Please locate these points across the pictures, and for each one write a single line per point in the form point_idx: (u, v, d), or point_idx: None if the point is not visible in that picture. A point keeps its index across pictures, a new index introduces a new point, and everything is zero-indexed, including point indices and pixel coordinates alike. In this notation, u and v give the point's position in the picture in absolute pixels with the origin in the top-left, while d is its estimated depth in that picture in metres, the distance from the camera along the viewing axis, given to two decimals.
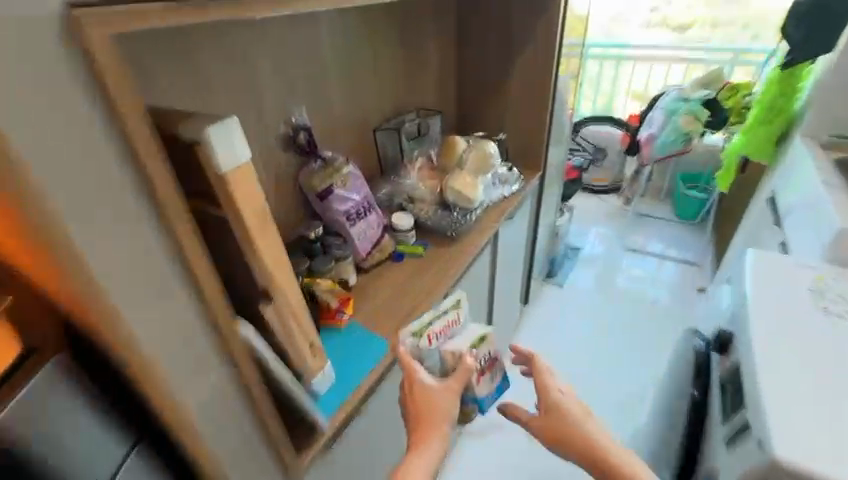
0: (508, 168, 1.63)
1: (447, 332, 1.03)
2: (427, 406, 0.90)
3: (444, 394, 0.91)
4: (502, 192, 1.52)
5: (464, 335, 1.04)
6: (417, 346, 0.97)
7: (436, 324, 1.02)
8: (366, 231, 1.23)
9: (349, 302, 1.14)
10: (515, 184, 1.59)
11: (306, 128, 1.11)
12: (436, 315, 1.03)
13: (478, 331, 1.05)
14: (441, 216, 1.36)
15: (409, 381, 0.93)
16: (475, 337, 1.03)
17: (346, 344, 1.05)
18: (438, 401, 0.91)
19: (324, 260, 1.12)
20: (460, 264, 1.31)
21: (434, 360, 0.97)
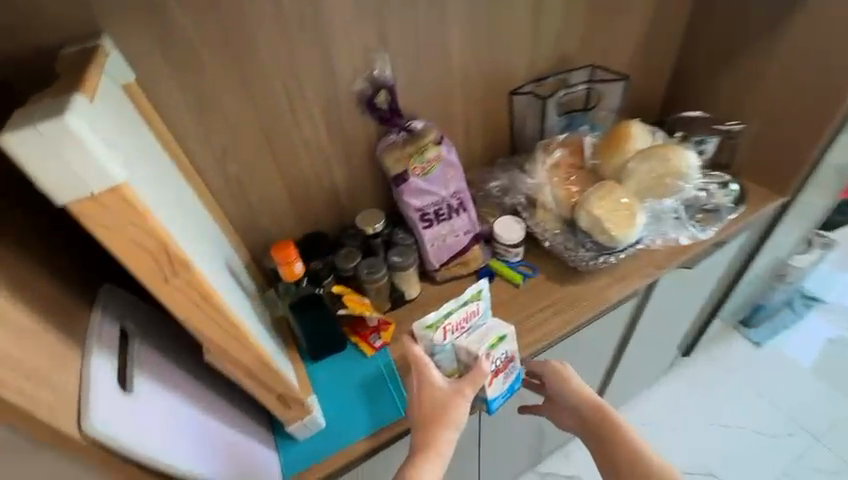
0: (707, 190, 1.04)
1: (463, 323, 0.75)
2: (435, 412, 0.67)
3: (454, 398, 0.68)
4: (673, 235, 1.00)
5: (482, 329, 0.75)
6: (428, 341, 0.72)
7: (452, 315, 0.72)
8: (445, 237, 0.92)
9: (389, 323, 0.90)
10: (708, 228, 1.02)
11: (390, 87, 0.81)
12: (456, 304, 0.73)
13: (500, 326, 0.75)
14: (560, 244, 0.93)
15: (414, 378, 0.71)
16: (493, 337, 0.74)
17: (363, 379, 0.83)
18: (449, 404, 0.68)
19: (375, 263, 0.88)
20: (570, 317, 0.90)
21: (442, 352, 0.74)
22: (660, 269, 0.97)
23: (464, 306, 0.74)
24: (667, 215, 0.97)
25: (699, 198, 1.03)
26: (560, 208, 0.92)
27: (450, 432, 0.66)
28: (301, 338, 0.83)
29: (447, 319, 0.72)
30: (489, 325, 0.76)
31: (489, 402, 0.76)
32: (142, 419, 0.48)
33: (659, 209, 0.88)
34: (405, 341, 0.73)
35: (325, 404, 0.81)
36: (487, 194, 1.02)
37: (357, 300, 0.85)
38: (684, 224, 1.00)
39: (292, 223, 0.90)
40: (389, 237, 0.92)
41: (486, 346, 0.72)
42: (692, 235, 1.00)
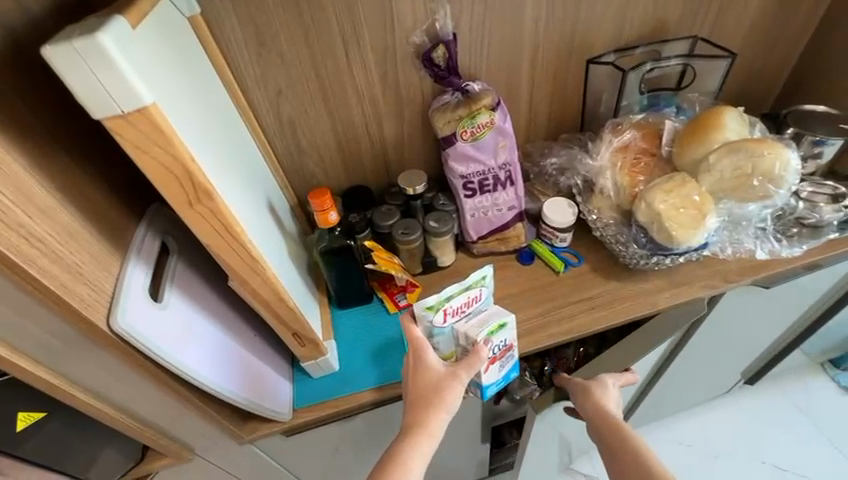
0: (814, 202, 0.87)
1: (464, 308, 0.71)
2: (427, 392, 0.67)
3: (448, 381, 0.67)
4: (754, 246, 0.86)
5: (483, 315, 0.72)
6: (427, 322, 0.68)
7: (453, 300, 0.69)
8: (487, 209, 0.88)
9: (416, 287, 0.90)
10: (800, 245, 0.86)
11: (448, 42, 0.76)
12: (459, 288, 0.69)
13: (500, 314, 0.72)
14: (610, 235, 0.85)
15: (410, 356, 0.70)
16: (493, 323, 0.70)
17: (381, 333, 0.85)
18: (442, 387, 0.66)
19: (410, 225, 0.87)
20: (609, 316, 0.84)
21: (441, 335, 0.71)
22: (726, 283, 0.85)
23: (466, 290, 0.70)
24: (747, 221, 0.85)
25: (795, 208, 0.87)
26: (619, 198, 0.83)
27: (442, 413, 0.65)
28: (332, 286, 0.87)
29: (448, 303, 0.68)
30: (491, 314, 0.72)
31: (483, 388, 0.74)
32: (169, 339, 0.53)
33: (739, 213, 0.76)
34: (403, 320, 0.70)
35: (343, 349, 0.84)
36: (541, 172, 0.96)
37: (382, 257, 0.83)
38: (767, 235, 0.87)
39: (339, 173, 0.92)
40: (431, 202, 0.92)
41: (485, 332, 0.69)
42: (775, 249, 0.86)
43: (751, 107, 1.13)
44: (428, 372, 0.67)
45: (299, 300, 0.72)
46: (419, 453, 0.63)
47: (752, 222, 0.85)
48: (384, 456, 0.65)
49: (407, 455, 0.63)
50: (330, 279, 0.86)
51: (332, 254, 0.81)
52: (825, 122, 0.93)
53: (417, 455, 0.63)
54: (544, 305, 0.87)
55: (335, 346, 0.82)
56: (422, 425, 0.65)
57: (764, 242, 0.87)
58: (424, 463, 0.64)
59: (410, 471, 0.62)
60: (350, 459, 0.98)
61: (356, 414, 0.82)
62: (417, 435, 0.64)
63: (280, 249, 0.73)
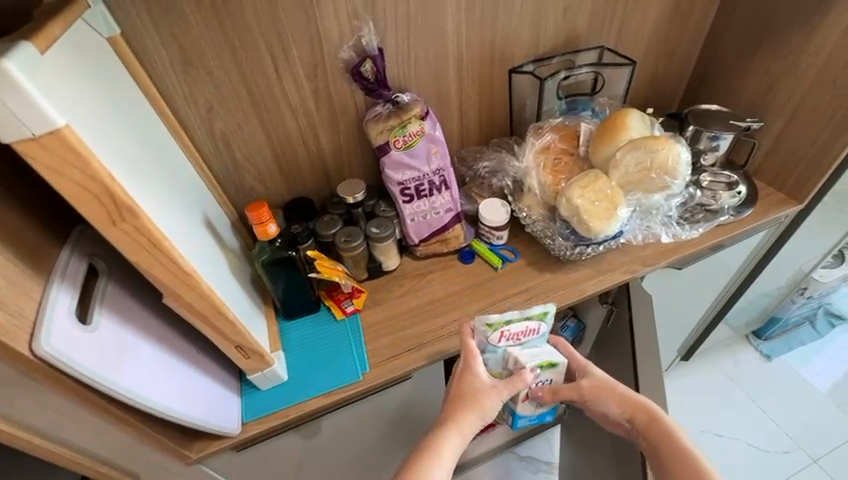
0: (712, 190, 1.00)
1: (520, 336, 0.76)
2: (468, 397, 0.70)
3: (489, 393, 0.70)
4: (662, 231, 0.97)
5: (536, 349, 0.77)
6: (483, 336, 0.75)
7: (513, 325, 0.75)
8: (426, 214, 0.93)
9: (361, 293, 0.92)
10: (701, 227, 0.97)
11: (375, 57, 0.80)
12: (519, 315, 0.75)
13: (551, 352, 0.77)
14: (539, 231, 0.92)
15: (462, 362, 0.74)
16: (543, 360, 0.76)
17: (330, 338, 0.87)
18: (482, 394, 0.70)
19: (351, 233, 0.90)
20: (543, 304, 0.91)
21: (493, 353, 0.76)
22: (645, 266, 0.94)
23: (525, 319, 0.75)
24: (657, 210, 0.94)
25: (696, 196, 0.99)
26: (545, 196, 0.90)
27: (476, 418, 0.69)
28: (279, 298, 0.87)
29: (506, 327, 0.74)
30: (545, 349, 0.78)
31: (515, 416, 0.84)
32: (101, 362, 0.53)
33: (648, 203, 0.85)
34: (464, 328, 0.77)
35: (291, 359, 0.84)
36: (476, 175, 1.02)
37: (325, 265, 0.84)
38: (672, 222, 0.97)
39: (279, 186, 0.93)
40: (373, 209, 0.95)
41: (533, 364, 0.74)
42: (682, 233, 0.97)
43: (660, 107, 1.25)
44: (474, 378, 0.71)
45: (242, 314, 0.73)
46: (451, 450, 0.66)
47: (658, 212, 0.95)
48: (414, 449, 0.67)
49: (438, 444, 0.66)
50: (276, 291, 0.87)
51: (275, 266, 0.83)
52: (719, 119, 1.05)
53: (445, 448, 0.66)
54: (484, 300, 0.92)
55: (283, 356, 0.83)
56: (458, 424, 0.68)
57: (671, 228, 0.97)
58: (451, 460, 0.66)
59: (439, 463, 0.64)
60: (387, 441, 1.04)
61: (308, 421, 0.83)
62: (451, 432, 0.67)
63: (219, 263, 0.73)
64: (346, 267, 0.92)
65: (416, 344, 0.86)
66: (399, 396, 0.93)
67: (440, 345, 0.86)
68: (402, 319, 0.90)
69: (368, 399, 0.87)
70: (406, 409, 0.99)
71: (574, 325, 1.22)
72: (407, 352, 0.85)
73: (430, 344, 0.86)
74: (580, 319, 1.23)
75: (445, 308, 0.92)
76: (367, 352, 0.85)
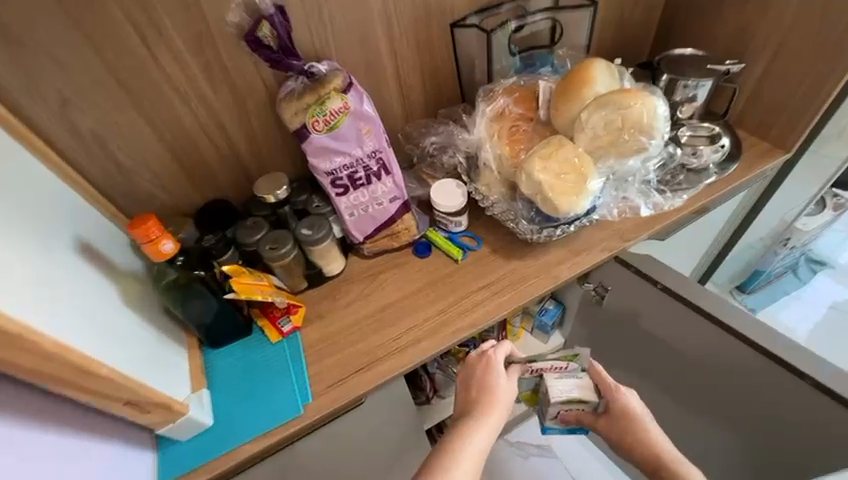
0: (693, 145, 0.88)
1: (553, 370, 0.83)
2: (489, 394, 0.73)
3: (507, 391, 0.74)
4: (640, 199, 0.86)
5: (570, 383, 0.81)
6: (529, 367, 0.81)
7: (538, 361, 0.82)
8: (367, 206, 0.78)
9: (298, 308, 0.78)
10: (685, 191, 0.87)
11: (272, 18, 0.63)
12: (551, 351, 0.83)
13: (583, 390, 0.80)
14: (500, 213, 0.80)
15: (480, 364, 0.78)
16: (573, 395, 0.79)
17: (265, 365, 0.73)
18: (499, 391, 0.73)
19: (279, 237, 0.75)
20: (516, 298, 0.78)
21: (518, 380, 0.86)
22: (624, 242, 0.83)
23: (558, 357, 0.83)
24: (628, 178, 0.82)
25: (677, 155, 0.87)
26: (504, 173, 0.77)
27: (500, 410, 0.71)
28: (203, 324, 0.73)
29: (530, 364, 0.82)
30: (576, 385, 0.81)
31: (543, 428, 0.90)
32: None
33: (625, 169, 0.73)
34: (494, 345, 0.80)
35: (220, 395, 0.71)
36: (424, 153, 0.88)
37: (243, 282, 0.69)
38: (650, 189, 0.86)
39: (188, 190, 0.77)
40: (305, 206, 0.80)
41: (563, 397, 0.79)
42: (658, 202, 0.86)
43: (629, 58, 1.11)
44: (494, 380, 0.74)
45: (132, 366, 0.58)
46: (484, 435, 0.67)
47: (631, 180, 0.84)
48: (444, 440, 0.66)
49: (470, 432, 0.66)
50: (197, 319, 0.72)
51: (186, 286, 0.68)
52: (696, 63, 0.91)
53: (477, 434, 0.66)
54: (446, 299, 0.80)
55: (206, 397, 0.69)
56: (486, 411, 0.70)
57: (648, 196, 0.86)
58: (484, 442, 0.66)
59: (471, 443, 0.65)
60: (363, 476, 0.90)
61: (250, 466, 0.70)
62: (480, 420, 0.68)
63: (92, 299, 0.57)
64: (278, 279, 0.78)
65: (367, 362, 0.73)
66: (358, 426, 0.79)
67: (396, 359, 0.73)
68: (350, 333, 0.77)
69: (323, 431, 0.74)
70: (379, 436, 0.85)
71: (554, 309, 1.11)
72: (357, 372, 0.72)
73: (384, 360, 0.73)
74: (560, 300, 1.12)
75: (400, 314, 0.79)
76: (310, 377, 0.72)
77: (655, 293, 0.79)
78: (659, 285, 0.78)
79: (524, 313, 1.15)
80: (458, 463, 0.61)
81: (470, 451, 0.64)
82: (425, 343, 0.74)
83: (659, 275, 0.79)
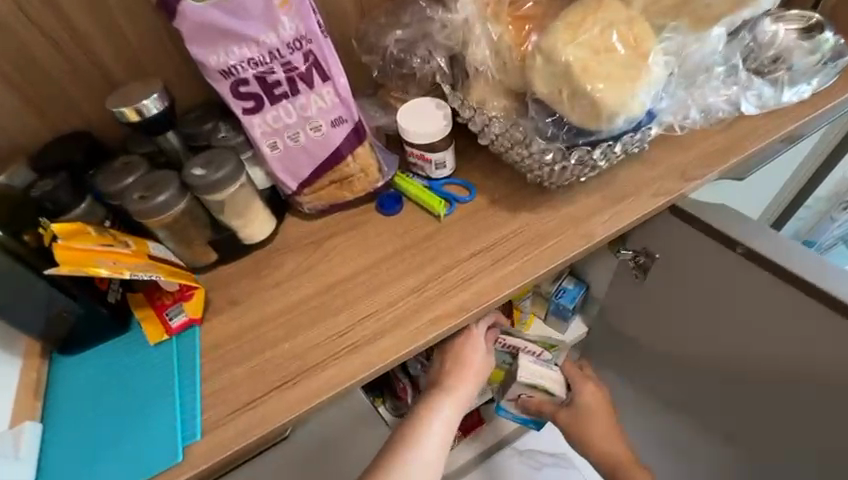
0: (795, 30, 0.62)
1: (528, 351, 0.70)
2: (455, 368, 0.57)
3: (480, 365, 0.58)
4: (725, 101, 0.60)
5: (541, 371, 0.69)
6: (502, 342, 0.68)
7: (515, 336, 0.69)
8: (295, 131, 0.51)
9: (197, 293, 0.51)
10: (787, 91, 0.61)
11: None
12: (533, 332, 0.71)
13: (553, 380, 0.69)
14: (503, 137, 0.51)
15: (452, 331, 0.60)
16: (541, 383, 0.68)
17: (140, 380, 0.47)
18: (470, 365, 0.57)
19: (156, 180, 0.48)
20: (525, 264, 0.51)
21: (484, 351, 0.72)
22: (685, 183, 0.56)
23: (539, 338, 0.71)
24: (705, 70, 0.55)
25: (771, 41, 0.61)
26: (508, 77, 0.49)
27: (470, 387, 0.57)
28: (74, 314, 0.47)
29: (505, 337, 0.68)
30: (547, 374, 0.69)
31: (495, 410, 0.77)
32: None
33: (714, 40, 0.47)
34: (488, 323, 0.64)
35: (62, 431, 0.45)
36: (388, 62, 0.59)
37: (76, 246, 0.42)
38: (741, 88, 0.60)
39: (23, 119, 0.50)
40: (207, 139, 0.53)
41: (532, 384, 0.67)
42: (768, 97, 0.60)
43: None
44: (465, 355, 0.58)
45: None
46: (449, 411, 0.54)
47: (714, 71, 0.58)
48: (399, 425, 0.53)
49: (434, 407, 0.54)
50: (65, 305, 0.46)
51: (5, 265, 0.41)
52: None
53: (441, 411, 0.54)
54: (421, 273, 0.52)
55: (29, 436, 0.43)
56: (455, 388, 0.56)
57: (750, 89, 0.60)
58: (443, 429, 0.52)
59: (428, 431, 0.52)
60: None
61: None
62: (447, 395, 0.55)
63: None
64: (164, 249, 0.51)
65: (294, 374, 0.46)
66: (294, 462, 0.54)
67: (340, 368, 0.46)
68: (274, 328, 0.50)
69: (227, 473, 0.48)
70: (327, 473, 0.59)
71: (574, 289, 0.83)
72: (277, 390, 0.45)
73: (323, 366, 0.46)
74: (581, 277, 0.83)
75: (352, 298, 0.51)
76: (205, 398, 0.45)
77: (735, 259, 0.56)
78: (741, 249, 0.55)
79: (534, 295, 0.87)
80: (423, 440, 0.50)
81: (432, 428, 0.52)
82: (386, 342, 0.47)
83: (744, 234, 0.55)
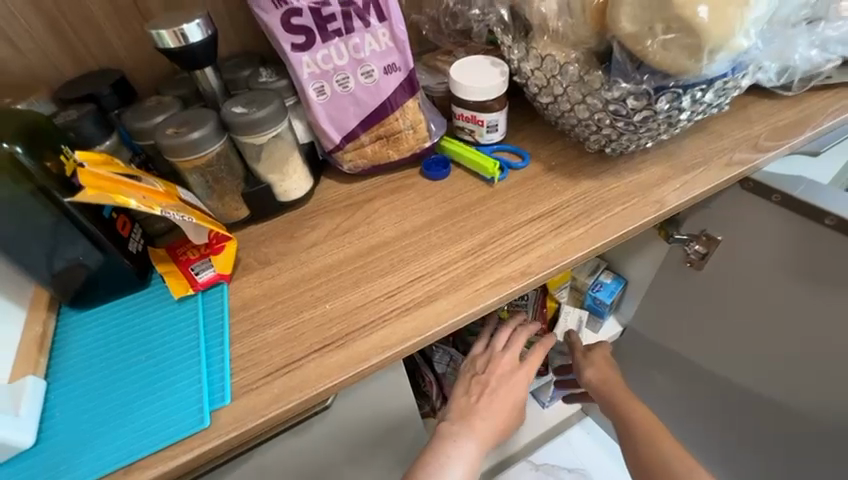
0: None
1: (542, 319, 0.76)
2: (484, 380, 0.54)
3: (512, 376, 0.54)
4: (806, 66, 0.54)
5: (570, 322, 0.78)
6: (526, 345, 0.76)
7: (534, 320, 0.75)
8: (345, 75, 0.46)
9: (227, 250, 0.46)
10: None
11: None
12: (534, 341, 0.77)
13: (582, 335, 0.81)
14: (574, 88, 0.46)
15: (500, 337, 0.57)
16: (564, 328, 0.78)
17: (161, 341, 0.41)
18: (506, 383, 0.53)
19: (199, 115, 0.44)
20: (587, 232, 0.46)
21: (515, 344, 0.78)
22: (758, 153, 0.52)
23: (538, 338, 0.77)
24: (797, 27, 0.49)
25: None
26: (575, 27, 0.44)
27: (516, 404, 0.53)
28: (94, 262, 0.41)
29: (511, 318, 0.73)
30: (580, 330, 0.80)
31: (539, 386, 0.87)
32: None
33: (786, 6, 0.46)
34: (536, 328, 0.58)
35: (72, 387, 0.39)
36: (442, 17, 0.57)
37: (102, 173, 0.37)
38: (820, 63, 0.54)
39: (44, 44, 0.46)
40: (246, 83, 0.50)
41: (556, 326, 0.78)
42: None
43: None
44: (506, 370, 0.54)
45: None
46: (472, 442, 0.49)
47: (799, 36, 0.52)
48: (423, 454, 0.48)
49: (460, 446, 0.48)
50: (85, 251, 0.41)
51: (19, 188, 0.36)
52: None
53: (467, 452, 0.48)
54: (475, 237, 0.47)
55: (32, 391, 0.37)
56: (478, 424, 0.50)
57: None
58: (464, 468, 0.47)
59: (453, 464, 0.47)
60: None
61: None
62: (468, 412, 0.51)
63: None
64: (193, 197, 0.46)
65: (335, 338, 0.40)
66: (327, 439, 0.48)
67: (386, 333, 0.40)
68: (311, 288, 0.44)
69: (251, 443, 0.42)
70: (347, 460, 0.53)
71: (613, 284, 0.78)
72: (317, 353, 0.39)
73: (371, 330, 0.40)
74: (620, 273, 0.80)
75: (399, 260, 0.46)
76: (234, 357, 0.39)
77: (814, 232, 0.51)
78: (830, 220, 0.48)
79: (570, 289, 0.82)
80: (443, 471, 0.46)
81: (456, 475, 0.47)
82: (441, 306, 0.42)
83: (834, 203, 0.48)
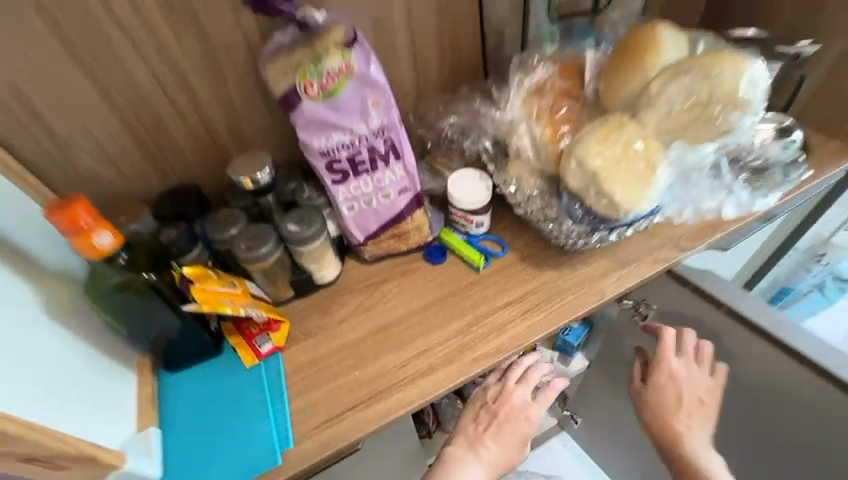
0: (779, 127, 0.72)
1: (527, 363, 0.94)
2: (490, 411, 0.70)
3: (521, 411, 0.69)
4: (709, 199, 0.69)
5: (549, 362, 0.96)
6: None
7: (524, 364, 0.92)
8: (369, 197, 0.62)
9: (282, 325, 0.62)
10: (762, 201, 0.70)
11: None
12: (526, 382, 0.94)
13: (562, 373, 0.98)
14: (539, 210, 0.63)
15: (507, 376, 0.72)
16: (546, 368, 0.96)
17: (238, 397, 0.57)
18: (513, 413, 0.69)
19: (265, 231, 0.60)
20: (548, 315, 0.63)
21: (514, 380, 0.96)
22: (679, 252, 0.68)
23: None
24: (701, 173, 0.67)
25: (750, 148, 0.70)
26: (542, 163, 0.62)
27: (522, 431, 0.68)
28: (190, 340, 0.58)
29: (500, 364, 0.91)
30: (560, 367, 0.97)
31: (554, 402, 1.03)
32: None
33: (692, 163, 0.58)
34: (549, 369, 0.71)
35: (179, 432, 0.55)
36: (441, 138, 0.73)
37: (208, 290, 0.54)
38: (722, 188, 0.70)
39: (145, 171, 0.62)
40: (293, 196, 0.64)
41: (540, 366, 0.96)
42: (765, 179, 0.72)
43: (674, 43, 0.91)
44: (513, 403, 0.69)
45: (18, 406, 0.41)
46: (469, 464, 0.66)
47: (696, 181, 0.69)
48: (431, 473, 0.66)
49: (461, 468, 0.66)
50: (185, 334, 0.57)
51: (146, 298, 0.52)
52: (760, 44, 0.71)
53: (469, 472, 0.65)
54: (465, 318, 0.63)
55: (155, 437, 0.53)
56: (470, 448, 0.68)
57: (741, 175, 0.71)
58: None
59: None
60: None
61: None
62: (460, 442, 0.68)
63: None
64: (256, 287, 0.62)
65: (363, 398, 0.57)
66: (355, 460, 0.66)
67: (400, 396, 0.57)
68: (345, 357, 0.61)
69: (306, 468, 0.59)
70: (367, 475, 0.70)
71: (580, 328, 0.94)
72: (351, 410, 0.56)
73: (388, 393, 0.57)
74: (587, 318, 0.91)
75: (409, 336, 0.62)
76: (292, 412, 0.56)
77: (718, 312, 0.68)
78: (724, 308, 0.67)
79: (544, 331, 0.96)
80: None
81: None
82: (439, 374, 0.58)
83: (727, 297, 0.68)
